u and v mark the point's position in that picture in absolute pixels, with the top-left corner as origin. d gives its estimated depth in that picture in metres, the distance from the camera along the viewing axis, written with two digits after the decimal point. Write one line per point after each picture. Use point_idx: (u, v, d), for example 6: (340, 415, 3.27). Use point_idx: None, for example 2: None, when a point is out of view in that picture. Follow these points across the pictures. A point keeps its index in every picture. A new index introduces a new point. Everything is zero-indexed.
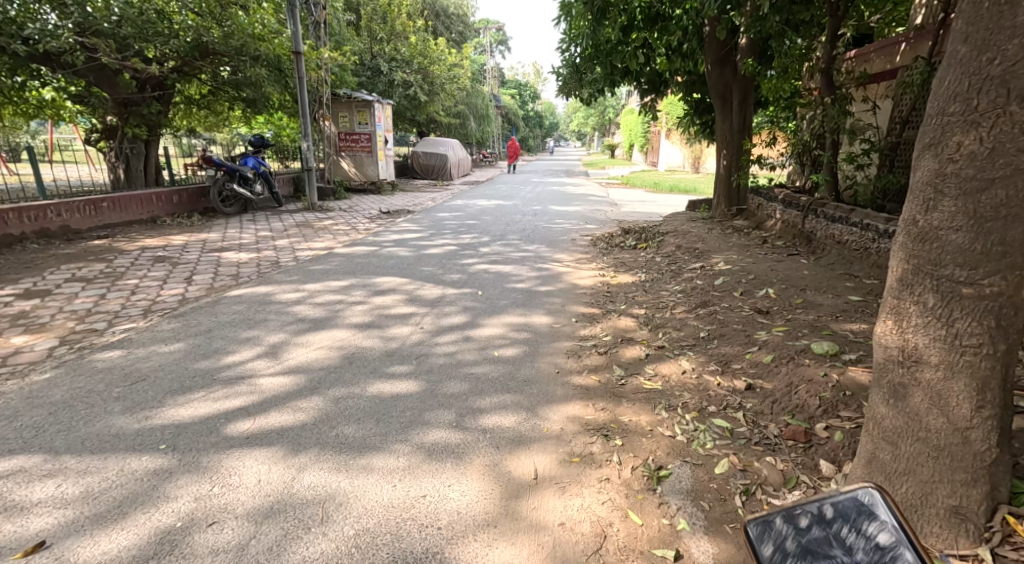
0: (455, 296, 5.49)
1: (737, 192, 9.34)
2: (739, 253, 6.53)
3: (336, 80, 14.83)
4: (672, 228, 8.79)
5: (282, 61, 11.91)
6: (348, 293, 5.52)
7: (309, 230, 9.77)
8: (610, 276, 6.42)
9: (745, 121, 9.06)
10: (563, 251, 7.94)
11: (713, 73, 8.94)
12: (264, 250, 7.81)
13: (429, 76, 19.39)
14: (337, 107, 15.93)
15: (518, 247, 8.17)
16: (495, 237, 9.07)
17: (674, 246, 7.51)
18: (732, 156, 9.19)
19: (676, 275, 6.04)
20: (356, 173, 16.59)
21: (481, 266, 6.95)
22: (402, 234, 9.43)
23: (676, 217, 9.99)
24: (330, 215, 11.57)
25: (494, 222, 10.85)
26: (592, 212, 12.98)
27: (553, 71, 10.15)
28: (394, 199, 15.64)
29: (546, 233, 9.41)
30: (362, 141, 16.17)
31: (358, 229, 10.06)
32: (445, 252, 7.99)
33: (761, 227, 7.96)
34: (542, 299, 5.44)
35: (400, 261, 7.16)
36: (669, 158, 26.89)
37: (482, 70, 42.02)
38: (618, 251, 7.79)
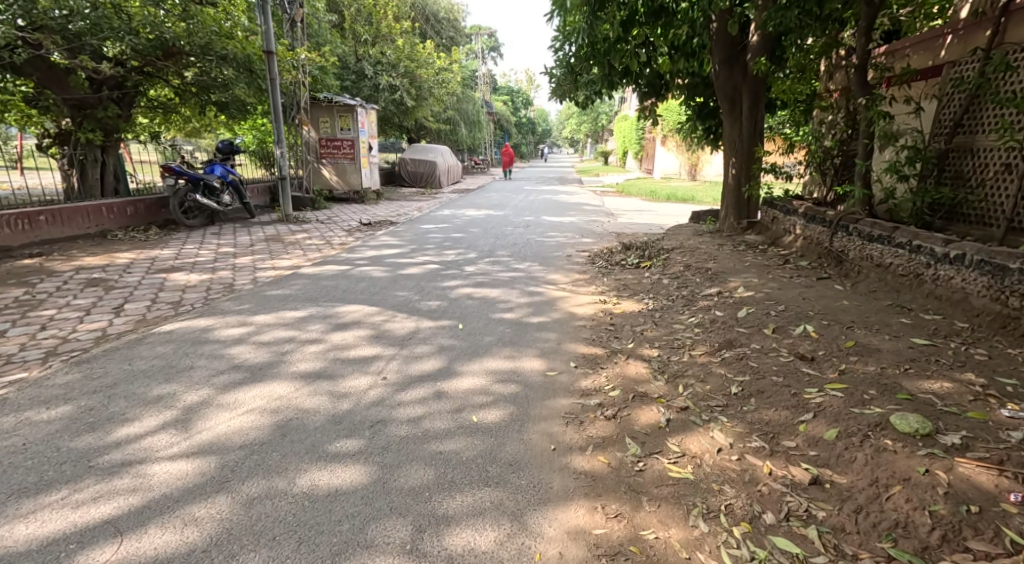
0: (430, 331, 4.63)
1: (747, 203, 8.55)
2: (759, 276, 5.72)
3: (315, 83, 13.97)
4: (677, 243, 7.99)
5: (253, 61, 10.96)
6: (303, 327, 4.67)
7: (278, 245, 8.89)
8: (612, 303, 5.59)
9: (757, 126, 8.25)
10: (557, 271, 7.10)
11: (721, 73, 8.17)
12: (220, 270, 6.94)
13: (416, 80, 18.72)
14: (318, 112, 15.06)
15: (508, 267, 7.32)
16: (483, 253, 8.22)
17: (682, 265, 6.70)
18: (742, 164, 8.39)
19: (688, 303, 5.22)
20: (338, 181, 15.68)
21: (465, 290, 6.10)
22: (380, 250, 8.57)
23: (681, 230, 9.22)
24: (305, 227, 10.70)
25: (482, 236, 10.02)
26: (588, 223, 12.17)
27: (545, 72, 9.32)
28: (379, 208, 14.79)
29: (538, 249, 8.59)
30: (345, 147, 15.30)
31: (333, 243, 9.21)
32: (426, 271, 7.13)
33: (778, 243, 7.20)
34: (533, 334, 4.59)
35: (373, 284, 6.31)
36: (665, 165, 26.14)
37: (474, 76, 41.25)
38: (619, 271, 6.98)
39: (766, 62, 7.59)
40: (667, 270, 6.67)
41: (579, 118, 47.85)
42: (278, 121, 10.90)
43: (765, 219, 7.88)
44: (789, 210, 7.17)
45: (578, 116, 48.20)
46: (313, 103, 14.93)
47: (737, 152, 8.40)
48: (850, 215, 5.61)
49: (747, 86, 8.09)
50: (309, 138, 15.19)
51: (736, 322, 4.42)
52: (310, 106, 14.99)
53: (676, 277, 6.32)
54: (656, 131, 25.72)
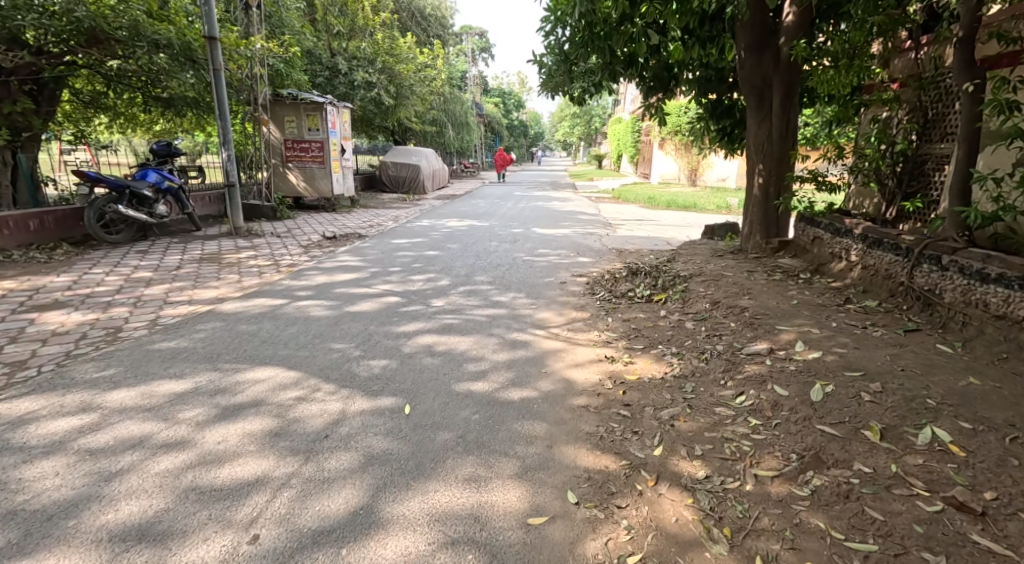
0: (360, 422, 3.15)
1: (777, 219, 7.16)
2: (817, 324, 4.29)
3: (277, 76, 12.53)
4: (695, 268, 6.57)
5: (194, 47, 9.36)
6: (176, 410, 3.18)
7: (212, 267, 7.38)
8: (621, 362, 4.13)
9: (790, 125, 6.87)
10: (548, 308, 5.62)
11: (747, 61, 6.76)
12: (117, 306, 5.42)
13: (395, 77, 17.25)
14: (283, 110, 13.58)
15: (485, 301, 5.84)
16: (458, 280, 6.76)
17: (706, 301, 5.26)
18: (771, 171, 7.00)
19: (731, 368, 3.77)
20: (306, 187, 14.15)
21: (426, 338, 4.62)
22: (333, 274, 7.09)
23: (696, 250, 7.85)
24: (256, 243, 9.22)
25: (461, 255, 8.57)
26: (583, 236, 10.73)
27: (533, 61, 7.88)
28: (350, 218, 13.32)
29: (526, 274, 7.15)
30: (314, 149, 13.82)
31: (281, 264, 7.72)
32: (382, 306, 5.65)
33: (823, 270, 5.83)
34: (511, 428, 3.11)
35: (305, 328, 4.81)
36: (664, 169, 24.78)
37: (464, 78, 39.84)
38: (626, 307, 5.55)
39: (804, 45, 6.22)
40: (690, 309, 5.21)
41: (571, 121, 46.52)
42: (226, 118, 9.41)
43: (801, 237, 6.52)
44: (836, 228, 5.79)
45: (571, 119, 46.82)
46: (276, 100, 13.44)
47: (766, 158, 6.99)
48: (938, 243, 4.22)
49: (779, 77, 6.70)
50: (273, 140, 13.68)
51: (815, 412, 2.99)
52: (274, 104, 13.51)
53: (703, 321, 4.86)
54: (654, 134, 24.38)
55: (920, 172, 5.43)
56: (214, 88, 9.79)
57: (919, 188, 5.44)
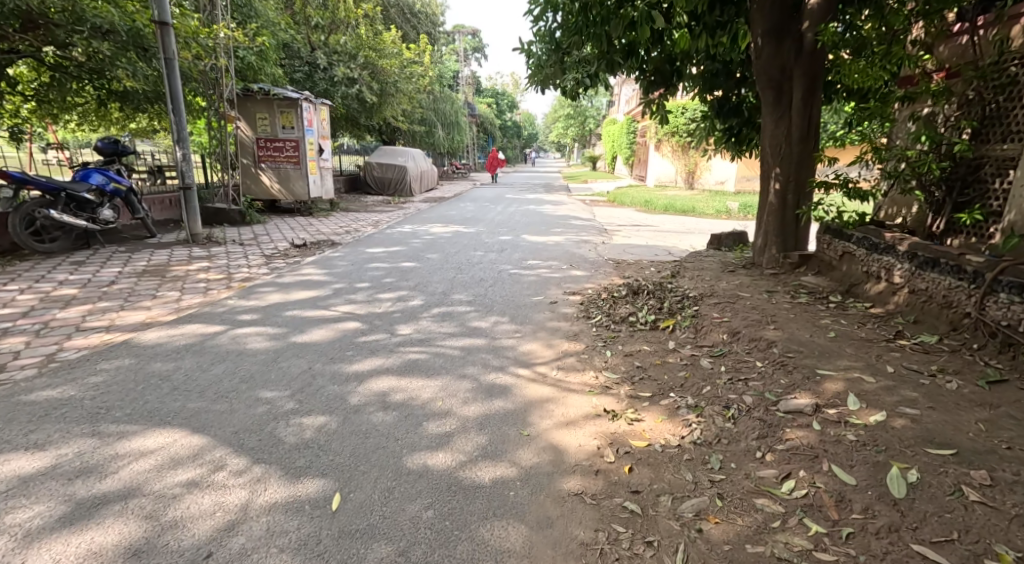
0: (265, 522, 2.33)
1: (795, 229, 6.35)
2: (868, 366, 3.43)
3: (245, 69, 11.63)
4: (704, 287, 5.73)
5: (144, 35, 8.45)
6: (6, 509, 2.35)
7: (152, 282, 6.46)
8: (625, 419, 3.25)
9: (812, 123, 6.02)
10: (534, 338, 4.74)
11: (764, 50, 5.91)
12: (14, 334, 4.50)
13: (378, 73, 16.41)
14: (254, 106, 12.70)
15: (460, 328, 4.96)
16: (432, 300, 5.88)
17: (722, 332, 4.41)
18: (790, 175, 6.18)
19: (767, 431, 2.91)
20: (280, 189, 13.22)
21: (383, 383, 3.74)
22: (290, 292, 6.19)
23: (704, 264, 7.03)
24: (213, 252, 8.32)
25: (440, 267, 7.70)
26: (576, 245, 9.87)
27: (520, 49, 7.00)
28: (327, 224, 12.43)
29: (511, 292, 6.29)
30: (288, 149, 12.93)
31: (233, 279, 6.81)
32: (338, 334, 4.76)
33: (856, 290, 4.99)
34: (476, 537, 2.28)
35: (236, 366, 3.92)
36: (661, 172, 23.86)
37: (457, 77, 38.97)
38: (626, 336, 4.69)
39: (831, 29, 5.40)
40: (704, 342, 4.36)
41: (565, 122, 45.67)
42: (181, 114, 8.52)
43: (824, 251, 5.70)
44: (869, 243, 4.96)
45: (565, 119, 45.94)
46: (246, 96, 12.62)
47: (783, 161, 6.16)
48: (1019, 267, 3.38)
49: (800, 69, 5.85)
50: (244, 138, 12.91)
51: (905, 522, 2.18)
52: (243, 100, 12.67)
53: (721, 359, 4.01)
54: (651, 136, 23.54)
55: (974, 178, 4.62)
56: (166, 80, 8.87)
57: (975, 197, 4.61)
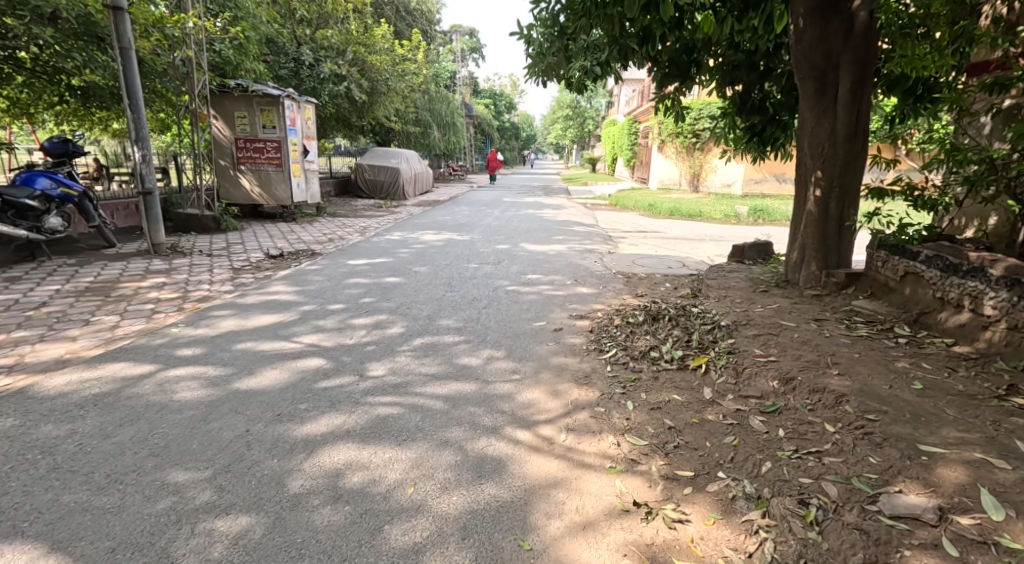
0: None
1: (838, 239, 5.51)
2: (985, 443, 2.60)
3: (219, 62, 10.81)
4: (737, 314, 4.86)
5: (95, 20, 7.57)
6: None
7: (91, 304, 5.58)
8: (663, 522, 2.38)
9: (860, 118, 5.18)
10: (536, 381, 3.87)
11: (806, 32, 5.02)
12: None
13: (368, 70, 15.55)
14: (232, 103, 11.84)
15: (446, 368, 4.08)
16: (415, 328, 5.00)
17: (772, 377, 3.55)
18: (834, 178, 5.33)
19: (879, 553, 2.13)
20: (261, 193, 12.36)
21: (341, 452, 2.87)
22: (249, 315, 5.30)
23: (731, 281, 6.18)
24: (174, 265, 7.43)
25: (428, 284, 6.83)
26: (580, 254, 9.01)
27: (518, 34, 6.12)
28: (311, 231, 11.57)
29: (508, 315, 5.42)
30: (269, 150, 12.07)
31: (189, 299, 5.93)
32: (294, 375, 3.87)
33: (924, 319, 4.14)
34: None
35: (151, 426, 3.03)
36: (664, 173, 22.84)
37: (454, 77, 38.10)
38: (649, 380, 3.82)
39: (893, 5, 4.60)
40: (750, 391, 3.49)
41: (563, 124, 44.83)
42: (139, 109, 7.62)
43: (877, 271, 4.83)
44: (940, 263, 4.10)
45: (563, 120, 45.11)
46: (221, 93, 11.76)
47: (825, 162, 5.30)
48: None
49: (849, 54, 4.99)
50: (221, 137, 12.06)
51: None
52: (219, 97, 11.82)
53: (778, 416, 3.15)
54: (653, 136, 22.63)
55: None
56: (119, 72, 7.99)
57: None
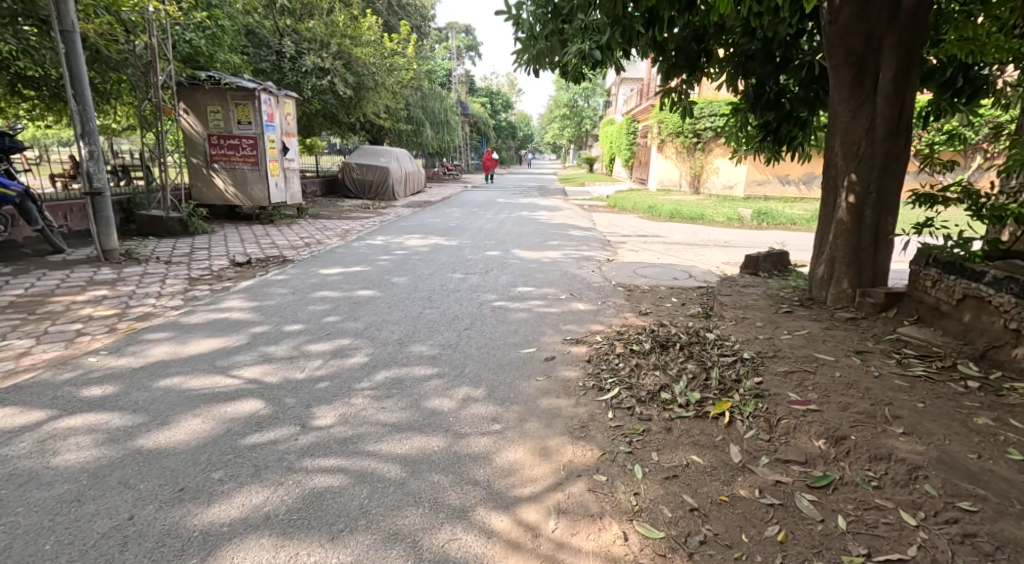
0: None
1: (873, 253, 4.76)
2: None
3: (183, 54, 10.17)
4: (761, 342, 4.12)
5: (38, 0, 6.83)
6: None
7: (9, 323, 4.81)
8: None
9: (903, 111, 4.44)
10: (521, 435, 3.13)
11: (842, 11, 4.32)
12: None
13: (354, 64, 14.83)
14: (205, 97, 11.06)
15: (411, 414, 3.34)
16: (382, 357, 4.26)
17: (818, 433, 2.81)
18: (870, 181, 4.58)
19: None
20: (236, 193, 11.63)
21: (251, 554, 2.20)
22: (189, 339, 4.53)
23: (748, 297, 5.45)
24: (123, 275, 6.66)
25: (406, 298, 6.09)
26: (576, 263, 8.30)
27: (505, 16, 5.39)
28: (290, 235, 10.83)
29: (492, 340, 4.69)
30: (244, 147, 11.35)
31: (127, 317, 5.16)
32: (219, 426, 3.11)
33: (992, 356, 3.46)
34: None
35: (3, 511, 2.35)
36: (664, 175, 21.99)
37: (448, 76, 37.40)
38: (660, 436, 3.07)
39: None
40: (791, 453, 2.74)
41: (560, 123, 44.11)
42: (87, 101, 6.87)
43: (924, 293, 4.10)
44: (1015, 287, 3.39)
45: (560, 120, 44.39)
46: (193, 86, 11.02)
47: (860, 163, 4.57)
48: None
49: (892, 37, 4.26)
50: (193, 134, 11.31)
51: None
52: (191, 91, 11.05)
53: (833, 494, 2.43)
54: (653, 135, 21.77)
55: None
56: (62, 59, 7.29)
57: None
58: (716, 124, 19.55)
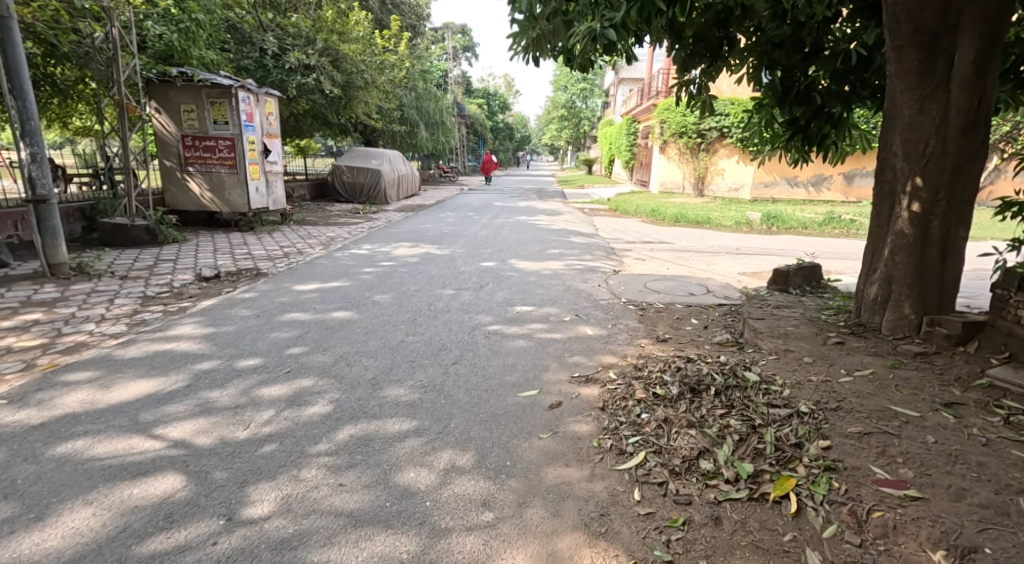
0: None
1: (939, 273, 3.97)
2: None
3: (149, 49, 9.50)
4: (816, 387, 3.35)
5: None
6: None
7: None
8: None
9: (982, 101, 3.67)
10: (519, 534, 2.36)
11: None
12: None
13: (342, 61, 14.06)
14: (178, 94, 10.31)
15: (376, 497, 2.55)
16: (348, 406, 3.46)
17: (934, 540, 2.16)
18: (939, 186, 3.81)
19: None
20: (213, 198, 10.83)
21: None
22: (116, 380, 3.73)
23: (784, 322, 4.67)
24: (66, 294, 5.84)
25: (388, 321, 5.31)
26: (580, 275, 7.53)
27: None
28: (269, 243, 10.05)
29: (485, 380, 3.91)
30: (221, 148, 10.57)
31: (52, 349, 4.35)
32: (112, 526, 2.31)
33: None
34: None
35: None
36: (664, 175, 20.94)
37: (444, 77, 36.61)
38: (709, 537, 2.31)
39: None
40: None
41: (558, 124, 43.34)
42: (27, 97, 6.08)
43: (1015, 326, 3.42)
44: None
45: (557, 121, 43.64)
46: (165, 83, 10.30)
47: (927, 163, 3.80)
48: None
49: (976, 10, 3.49)
50: (167, 134, 10.55)
51: None
52: (163, 88, 10.32)
53: None
54: (654, 136, 21.01)
55: None
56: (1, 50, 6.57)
57: None
58: (722, 124, 18.77)
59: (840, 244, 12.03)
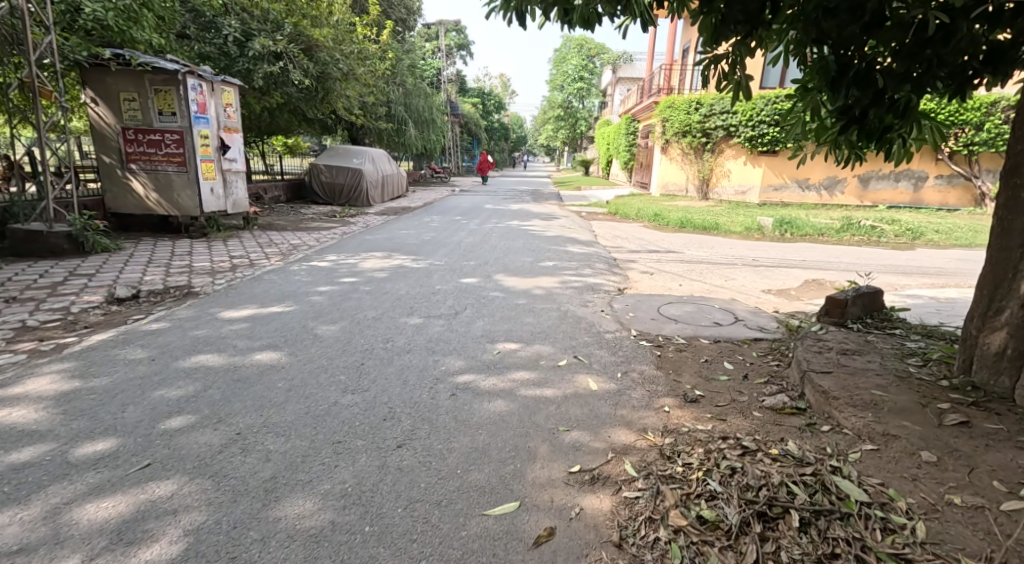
0: None
1: None
2: None
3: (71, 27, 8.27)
4: (965, 522, 2.18)
5: None
6: None
7: None
8: None
9: None
10: None
11: None
12: None
13: (315, 48, 12.71)
14: (117, 80, 9.01)
15: None
16: (208, 545, 2.22)
17: None
18: None
19: None
20: (159, 199, 9.51)
21: None
22: None
23: (861, 381, 3.34)
24: None
25: (323, 368, 3.98)
26: (579, 297, 6.22)
27: None
28: (218, 251, 8.71)
29: (436, 482, 2.63)
30: (168, 143, 9.26)
31: None
32: None
33: None
34: None
35: None
36: (665, 176, 19.70)
37: (435, 75, 35.20)
38: None
39: None
40: None
41: (553, 125, 41.94)
42: None
43: None
44: None
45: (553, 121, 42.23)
46: (100, 68, 8.97)
47: None
48: None
49: None
50: (105, 127, 9.24)
51: None
52: (100, 73, 9.02)
53: None
54: (655, 135, 19.71)
55: None
56: None
57: None
58: (728, 123, 17.44)
59: (866, 254, 10.78)
